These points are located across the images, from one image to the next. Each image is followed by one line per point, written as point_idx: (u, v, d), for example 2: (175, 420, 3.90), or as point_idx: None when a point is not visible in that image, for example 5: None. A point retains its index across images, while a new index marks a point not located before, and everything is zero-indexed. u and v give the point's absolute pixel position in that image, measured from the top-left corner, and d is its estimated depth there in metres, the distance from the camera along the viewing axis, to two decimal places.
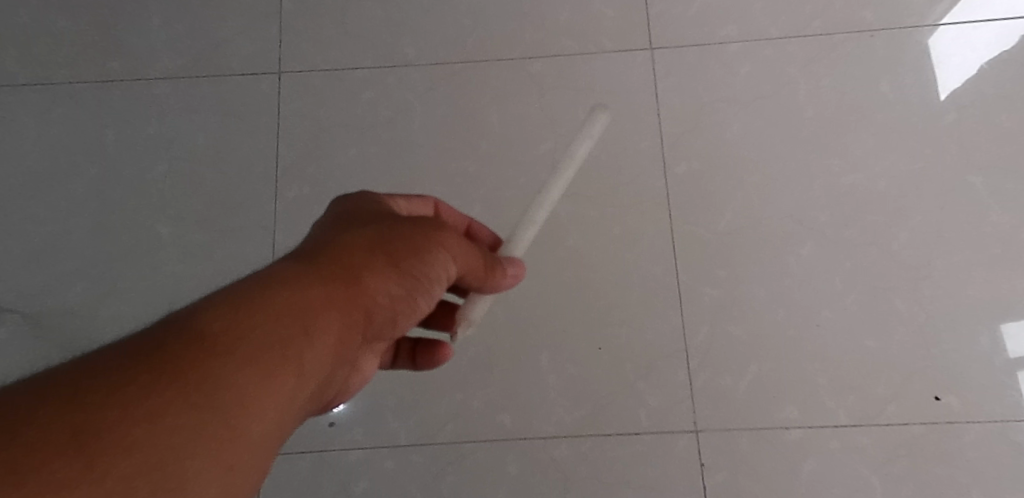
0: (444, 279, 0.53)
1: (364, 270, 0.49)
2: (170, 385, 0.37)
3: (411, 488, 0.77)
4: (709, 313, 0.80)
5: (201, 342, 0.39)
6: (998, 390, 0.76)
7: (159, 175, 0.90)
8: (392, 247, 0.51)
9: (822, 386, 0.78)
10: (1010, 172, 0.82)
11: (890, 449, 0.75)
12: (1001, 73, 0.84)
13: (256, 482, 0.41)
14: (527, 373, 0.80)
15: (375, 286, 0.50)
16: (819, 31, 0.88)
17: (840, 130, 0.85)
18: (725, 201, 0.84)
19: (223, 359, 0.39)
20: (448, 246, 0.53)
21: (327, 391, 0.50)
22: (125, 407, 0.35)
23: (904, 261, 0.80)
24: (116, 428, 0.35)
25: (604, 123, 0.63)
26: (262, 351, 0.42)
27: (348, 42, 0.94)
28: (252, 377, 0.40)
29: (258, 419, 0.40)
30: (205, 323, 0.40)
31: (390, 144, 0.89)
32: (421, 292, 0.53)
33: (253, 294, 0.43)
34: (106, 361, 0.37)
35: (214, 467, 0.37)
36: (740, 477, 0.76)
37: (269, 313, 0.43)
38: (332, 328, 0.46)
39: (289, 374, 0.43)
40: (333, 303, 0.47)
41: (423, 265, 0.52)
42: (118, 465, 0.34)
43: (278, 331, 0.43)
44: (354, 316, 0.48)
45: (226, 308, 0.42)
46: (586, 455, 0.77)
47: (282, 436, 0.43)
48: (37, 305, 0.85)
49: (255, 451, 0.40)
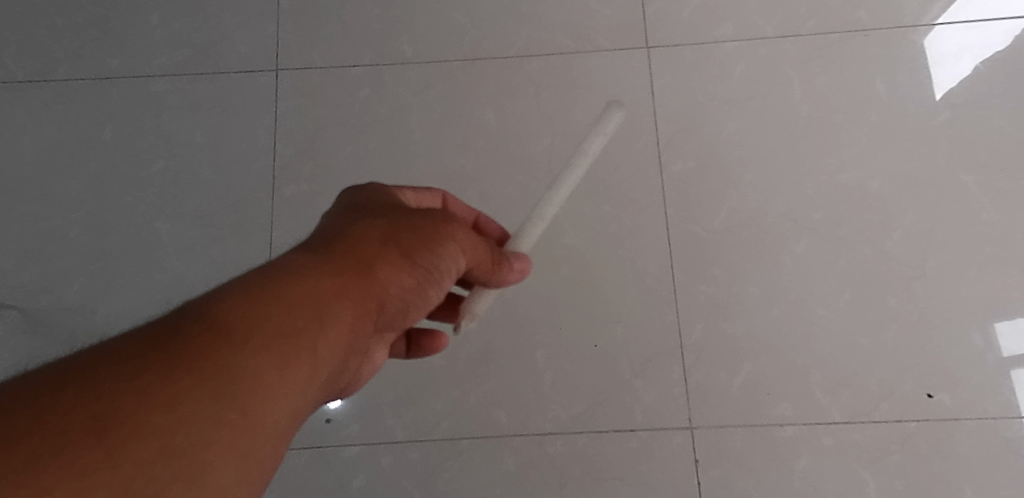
0: (454, 272, 0.52)
1: (376, 260, 0.49)
2: (181, 375, 0.37)
3: (408, 483, 0.78)
4: (704, 311, 0.81)
5: (215, 332, 0.40)
6: (990, 387, 0.77)
7: (157, 172, 0.91)
8: (402, 238, 0.50)
9: (816, 382, 0.78)
10: (1002, 171, 0.83)
11: (883, 446, 0.76)
12: (995, 74, 0.85)
13: (272, 471, 0.41)
14: (523, 371, 0.81)
15: (387, 277, 0.49)
16: (813, 31, 0.89)
17: (834, 129, 0.86)
18: (720, 200, 0.84)
19: (236, 349, 0.40)
20: (459, 238, 0.52)
21: (341, 381, 0.51)
22: (138, 396, 0.36)
23: (897, 259, 0.81)
24: (128, 416, 0.35)
25: (618, 120, 0.61)
26: (274, 342, 0.42)
27: (345, 39, 0.93)
28: (263, 367, 0.41)
29: (273, 409, 0.41)
30: (217, 315, 0.41)
31: (386, 141, 0.89)
32: (432, 285, 0.52)
33: (266, 285, 0.44)
34: (122, 350, 0.38)
35: (230, 455, 0.38)
36: (734, 473, 0.77)
37: (281, 304, 0.43)
38: (344, 319, 0.46)
39: (302, 363, 0.43)
40: (345, 294, 0.47)
41: (432, 257, 0.51)
42: (131, 454, 0.34)
43: (290, 322, 0.43)
44: (366, 306, 0.48)
45: (237, 300, 0.42)
46: (582, 450, 0.78)
47: (296, 426, 0.43)
48: (36, 300, 0.85)
49: (268, 442, 0.40)
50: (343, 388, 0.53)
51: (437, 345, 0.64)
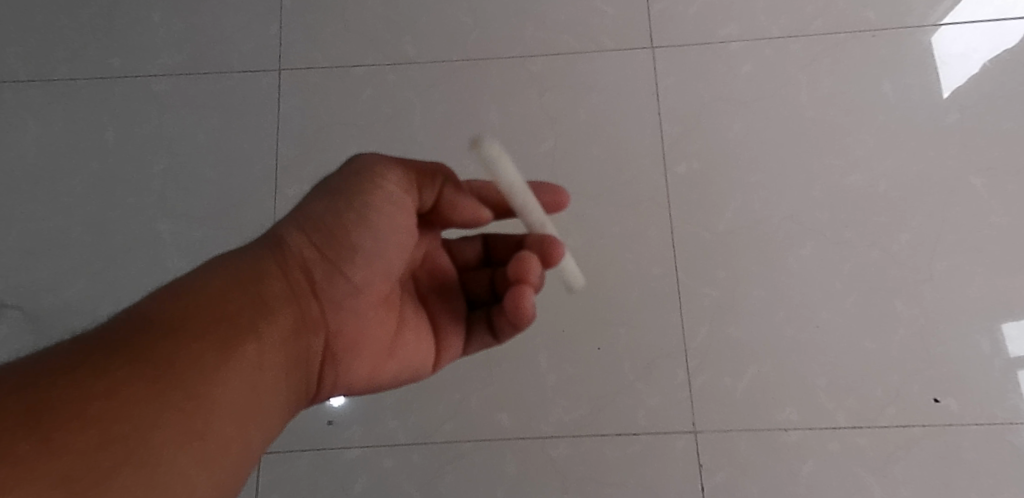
0: (386, 206, 0.51)
1: (285, 231, 0.51)
2: (118, 369, 0.39)
3: (410, 487, 0.78)
4: (709, 314, 0.80)
5: (150, 324, 0.42)
6: (1000, 390, 0.76)
7: (159, 172, 0.90)
8: (314, 203, 0.52)
9: (821, 387, 0.78)
10: (1012, 173, 0.82)
11: (889, 451, 0.75)
12: (1002, 73, 0.84)
13: (240, 452, 0.43)
14: (527, 374, 0.80)
15: (301, 242, 0.50)
16: (820, 31, 0.88)
17: (842, 131, 0.85)
18: (726, 201, 0.84)
19: (168, 333, 0.42)
20: (373, 175, 0.51)
21: (312, 366, 0.50)
22: (72, 390, 0.37)
23: (904, 263, 0.80)
24: (64, 410, 0.36)
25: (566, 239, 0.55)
26: (204, 324, 0.44)
27: (349, 39, 0.93)
28: (198, 348, 0.42)
29: (223, 388, 0.42)
30: (146, 313, 0.43)
31: (390, 141, 0.89)
32: (357, 229, 0.50)
33: (195, 281, 0.46)
34: (69, 352, 0.40)
35: (183, 437, 0.39)
36: (739, 478, 0.76)
37: (209, 291, 0.46)
38: (270, 291, 0.48)
39: (246, 340, 0.45)
40: (265, 272, 0.49)
41: (343, 205, 0.51)
42: (70, 443, 0.36)
43: (215, 303, 0.45)
44: (291, 278, 0.50)
45: (166, 297, 0.45)
46: (586, 454, 0.78)
47: (257, 402, 0.45)
48: (38, 301, 0.85)
49: (225, 423, 0.42)
50: (332, 383, 0.53)
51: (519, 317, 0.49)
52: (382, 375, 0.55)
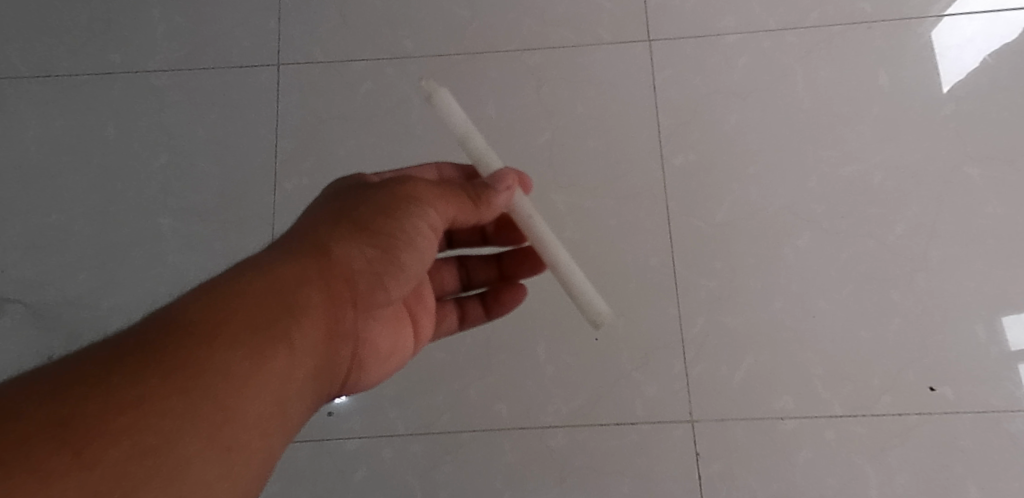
0: (428, 231, 0.54)
1: (333, 241, 0.51)
2: (150, 376, 0.39)
3: (410, 477, 0.79)
4: (706, 304, 0.81)
5: (182, 331, 0.42)
6: (996, 379, 0.76)
7: (160, 167, 0.91)
8: (359, 214, 0.53)
9: (817, 375, 0.78)
10: (1009, 164, 0.82)
11: (883, 439, 0.76)
12: (1001, 66, 0.84)
13: (264, 462, 0.44)
14: (526, 364, 0.81)
15: (347, 252, 0.51)
16: (816, 23, 0.89)
17: (838, 123, 0.85)
18: (723, 193, 0.84)
19: (203, 343, 0.42)
20: (422, 199, 0.54)
21: (338, 368, 0.53)
22: (103, 399, 0.38)
23: (900, 253, 0.81)
24: (94, 421, 0.37)
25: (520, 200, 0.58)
26: (242, 337, 0.44)
27: (348, 34, 0.93)
28: (233, 360, 0.43)
29: (253, 401, 0.43)
30: (179, 314, 0.43)
31: (389, 135, 0.89)
32: (404, 249, 0.53)
33: (233, 285, 0.46)
34: (96, 356, 0.40)
35: (210, 447, 0.40)
36: (735, 467, 0.77)
37: (249, 298, 0.46)
38: (313, 304, 0.49)
39: (280, 352, 0.45)
40: (309, 279, 0.49)
41: (391, 225, 0.52)
42: (100, 455, 0.36)
43: (258, 314, 0.45)
44: (335, 285, 0.51)
45: (200, 298, 0.44)
46: (583, 443, 0.78)
47: (284, 414, 0.45)
48: (40, 295, 0.86)
49: (249, 434, 0.42)
50: (349, 379, 0.57)
51: (512, 301, 0.69)
52: (384, 369, 0.60)
